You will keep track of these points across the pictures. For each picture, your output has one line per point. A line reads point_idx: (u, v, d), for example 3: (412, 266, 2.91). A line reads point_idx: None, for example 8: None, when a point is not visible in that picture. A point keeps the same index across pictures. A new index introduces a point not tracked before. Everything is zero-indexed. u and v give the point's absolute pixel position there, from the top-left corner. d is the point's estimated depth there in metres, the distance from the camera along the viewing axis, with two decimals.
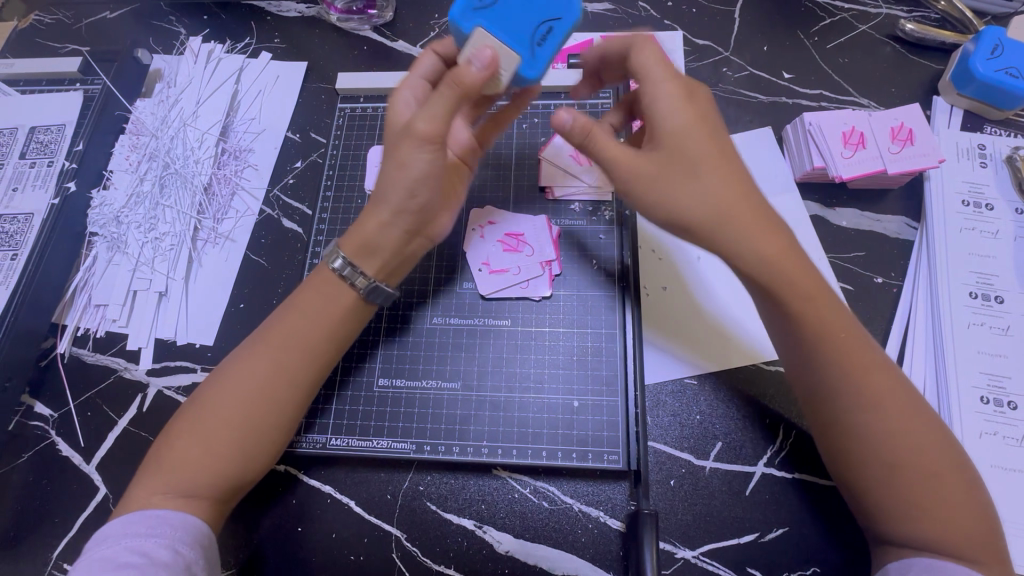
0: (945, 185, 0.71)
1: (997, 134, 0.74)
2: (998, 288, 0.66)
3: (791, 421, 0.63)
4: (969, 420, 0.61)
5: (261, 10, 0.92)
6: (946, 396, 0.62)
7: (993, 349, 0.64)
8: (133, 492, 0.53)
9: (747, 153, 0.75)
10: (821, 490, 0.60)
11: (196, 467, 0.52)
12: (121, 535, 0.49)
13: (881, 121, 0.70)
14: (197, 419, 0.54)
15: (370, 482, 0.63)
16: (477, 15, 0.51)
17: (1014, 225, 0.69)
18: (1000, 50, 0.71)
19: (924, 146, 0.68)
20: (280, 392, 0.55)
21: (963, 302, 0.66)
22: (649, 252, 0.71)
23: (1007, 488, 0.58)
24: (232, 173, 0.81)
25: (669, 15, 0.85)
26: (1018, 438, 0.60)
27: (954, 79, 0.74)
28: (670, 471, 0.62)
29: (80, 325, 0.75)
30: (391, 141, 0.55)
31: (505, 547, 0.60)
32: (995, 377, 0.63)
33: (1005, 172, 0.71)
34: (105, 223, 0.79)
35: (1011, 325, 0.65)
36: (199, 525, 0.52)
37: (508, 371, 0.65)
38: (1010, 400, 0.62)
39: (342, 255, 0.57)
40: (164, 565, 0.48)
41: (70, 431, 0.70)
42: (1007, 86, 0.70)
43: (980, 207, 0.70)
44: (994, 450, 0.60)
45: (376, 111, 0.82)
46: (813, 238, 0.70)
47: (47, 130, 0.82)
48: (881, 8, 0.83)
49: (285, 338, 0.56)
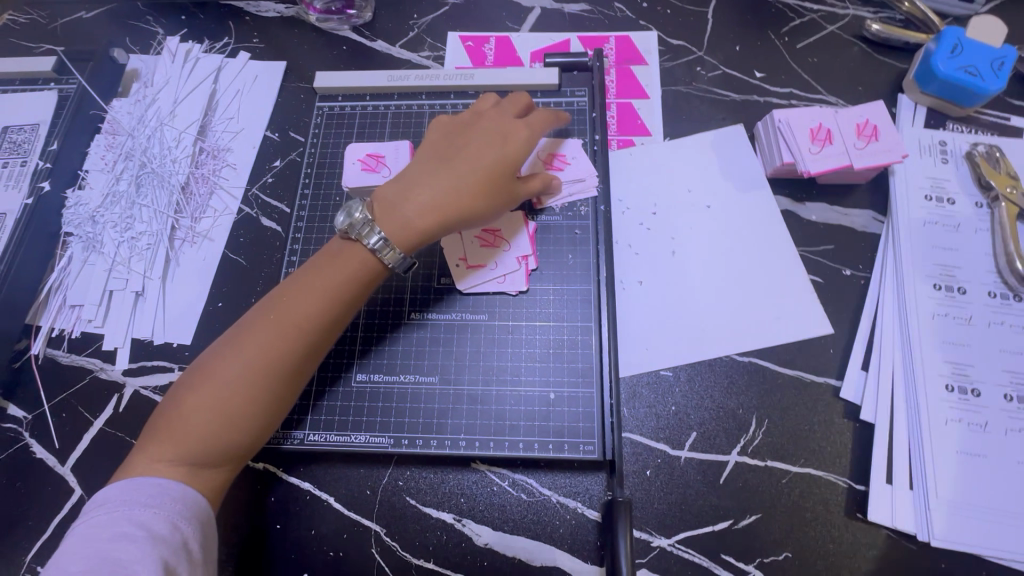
0: (909, 180, 0.73)
1: (958, 131, 0.76)
2: (961, 279, 0.68)
3: (762, 411, 0.65)
4: (934, 408, 0.63)
5: (240, 11, 0.92)
6: (910, 384, 0.64)
7: (957, 339, 0.66)
8: (133, 459, 0.52)
9: (720, 149, 0.78)
10: (791, 478, 0.62)
11: (211, 436, 0.52)
12: (121, 502, 0.48)
13: (847, 118, 0.72)
14: (207, 381, 0.53)
15: (350, 477, 0.64)
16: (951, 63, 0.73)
17: (975, 218, 0.71)
18: (960, 50, 0.73)
19: (889, 142, 0.70)
20: (299, 359, 0.55)
21: (927, 293, 0.68)
22: (626, 247, 0.73)
23: (969, 472, 0.61)
24: (209, 172, 0.81)
25: (644, 17, 0.87)
26: (982, 423, 0.62)
27: (916, 78, 0.77)
28: (646, 461, 0.63)
29: (55, 326, 0.74)
30: (470, 163, 0.62)
31: (485, 540, 0.61)
32: (960, 365, 0.65)
33: (965, 167, 0.74)
34: (80, 223, 0.78)
35: (973, 314, 0.67)
36: (198, 499, 0.51)
37: (485, 365, 0.66)
38: (974, 387, 0.64)
39: (382, 233, 0.58)
40: (162, 538, 0.47)
41: (45, 433, 0.69)
42: (966, 84, 0.72)
43: (942, 201, 0.72)
44: (958, 436, 0.62)
45: (354, 110, 0.80)
46: (782, 232, 0.72)
47: (20, 130, 0.81)
48: (848, 9, 0.85)
49: (299, 304, 0.56)
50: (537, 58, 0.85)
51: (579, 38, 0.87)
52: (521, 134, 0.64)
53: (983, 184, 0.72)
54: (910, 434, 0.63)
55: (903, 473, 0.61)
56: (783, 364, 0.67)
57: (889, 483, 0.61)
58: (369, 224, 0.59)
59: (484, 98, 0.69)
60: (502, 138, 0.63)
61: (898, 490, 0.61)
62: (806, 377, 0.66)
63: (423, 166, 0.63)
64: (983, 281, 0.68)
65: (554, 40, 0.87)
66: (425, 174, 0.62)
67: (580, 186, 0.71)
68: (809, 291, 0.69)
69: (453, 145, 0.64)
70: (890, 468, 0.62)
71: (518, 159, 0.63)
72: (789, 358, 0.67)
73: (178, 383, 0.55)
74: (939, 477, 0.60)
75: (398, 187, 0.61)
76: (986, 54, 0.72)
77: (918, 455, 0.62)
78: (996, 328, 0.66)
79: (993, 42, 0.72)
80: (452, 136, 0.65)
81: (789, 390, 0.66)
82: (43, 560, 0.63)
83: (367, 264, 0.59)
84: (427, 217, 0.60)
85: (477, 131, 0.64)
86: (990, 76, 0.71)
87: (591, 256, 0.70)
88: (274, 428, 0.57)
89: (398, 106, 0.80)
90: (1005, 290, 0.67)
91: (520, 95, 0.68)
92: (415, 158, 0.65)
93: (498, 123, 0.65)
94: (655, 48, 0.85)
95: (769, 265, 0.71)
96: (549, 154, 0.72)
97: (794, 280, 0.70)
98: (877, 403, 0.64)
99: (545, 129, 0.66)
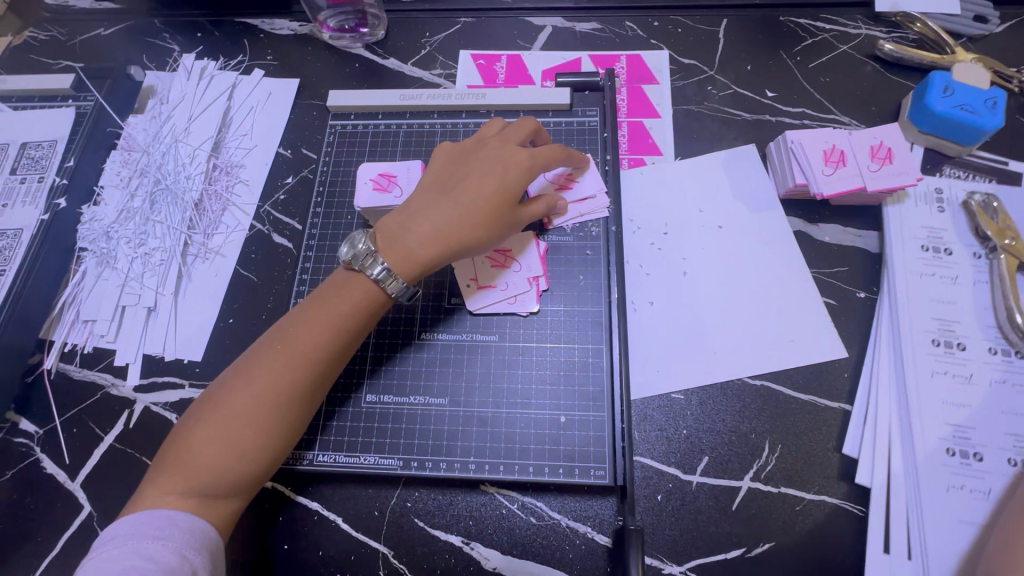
0: (904, 230, 0.72)
1: (955, 176, 0.75)
2: (959, 334, 0.67)
3: (775, 437, 0.64)
4: (933, 472, 0.61)
5: (254, 29, 0.94)
6: (907, 443, 0.62)
7: (956, 398, 0.64)
8: (145, 490, 0.52)
9: (731, 168, 0.77)
10: (804, 506, 0.61)
11: (221, 469, 0.52)
12: (129, 536, 0.48)
13: (861, 139, 0.71)
14: (217, 413, 0.53)
15: (359, 498, 0.64)
16: (945, 100, 0.72)
17: (973, 270, 0.70)
18: (952, 89, 0.73)
19: (903, 164, 0.69)
20: (308, 389, 0.56)
21: (925, 349, 0.66)
22: (637, 268, 0.73)
23: (970, 543, 0.58)
24: (222, 188, 0.82)
25: (655, 35, 0.87)
26: (985, 490, 0.60)
27: (912, 118, 0.76)
28: (657, 486, 0.63)
29: (68, 341, 0.74)
30: (474, 194, 0.62)
31: (493, 564, 0.60)
32: (960, 428, 0.63)
33: (962, 217, 0.72)
34: (94, 238, 0.79)
35: (974, 372, 0.65)
36: (206, 529, 0.51)
37: (495, 387, 0.65)
38: (976, 451, 0.62)
39: (385, 264, 0.59)
40: (171, 569, 0.47)
41: (56, 449, 0.69)
42: (966, 120, 0.71)
43: (939, 252, 0.71)
44: (959, 504, 0.60)
45: (367, 128, 0.81)
46: (795, 254, 0.72)
47: (38, 146, 0.82)
48: (861, 28, 0.85)
49: (307, 335, 0.56)
50: (549, 76, 0.86)
51: (589, 57, 0.87)
52: (524, 161, 0.64)
53: (981, 234, 0.71)
54: (908, 497, 0.61)
55: (902, 536, 0.59)
56: (797, 388, 0.66)
57: (885, 553, 0.59)
58: (372, 255, 0.59)
59: (490, 124, 0.70)
60: (505, 165, 0.63)
61: (896, 560, 0.58)
62: (820, 401, 0.66)
63: (427, 197, 0.63)
64: (982, 337, 0.66)
65: (565, 58, 0.88)
66: (428, 203, 0.62)
67: (591, 208, 0.71)
68: (822, 314, 0.69)
69: (457, 174, 0.64)
70: (889, 537, 0.59)
71: (521, 187, 0.63)
72: (803, 383, 0.66)
73: (188, 411, 0.56)
74: (939, 544, 0.58)
75: (402, 218, 0.62)
76: (978, 92, 0.71)
77: (916, 519, 0.60)
78: (998, 387, 0.64)
79: (981, 82, 0.72)
80: (456, 163, 0.66)
81: (803, 415, 0.65)
82: None
83: (371, 294, 0.59)
84: (430, 248, 0.60)
85: (481, 159, 0.64)
86: (986, 113, 0.70)
87: (602, 276, 0.69)
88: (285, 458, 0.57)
89: (410, 125, 0.80)
90: (1006, 345, 0.66)
91: (526, 121, 0.68)
92: (420, 187, 0.65)
93: (502, 150, 0.65)
94: (666, 67, 0.85)
95: (781, 287, 0.70)
96: (554, 175, 0.72)
97: (808, 303, 0.69)
98: (873, 463, 0.62)
99: (553, 155, 0.66)
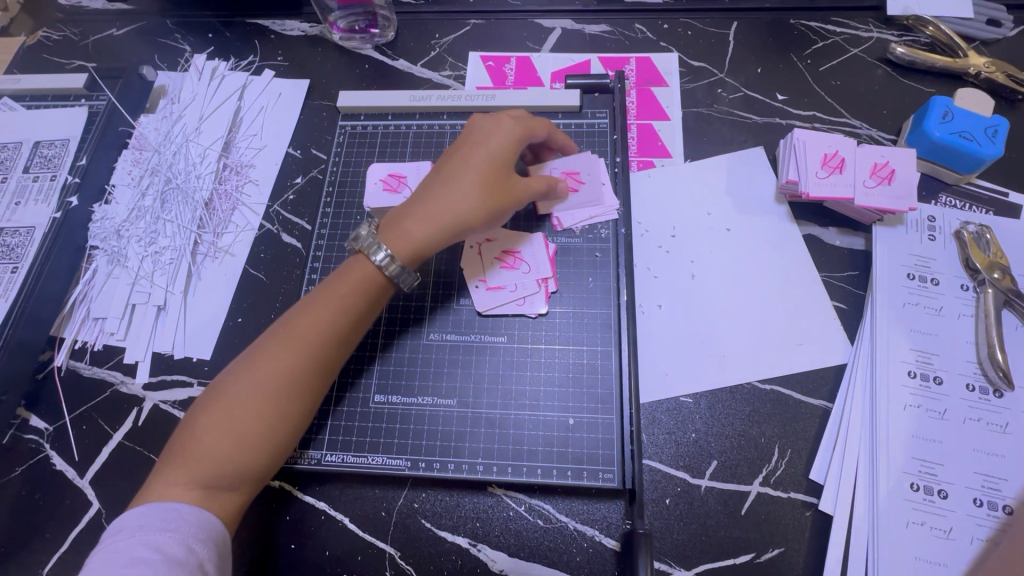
0: (890, 256, 0.70)
1: (951, 205, 0.73)
2: (938, 368, 0.65)
3: (784, 441, 0.64)
4: (894, 507, 0.60)
5: (265, 29, 0.94)
6: (875, 476, 0.61)
7: (927, 434, 0.62)
8: (151, 483, 0.53)
9: (741, 169, 0.77)
10: (813, 511, 0.61)
11: (226, 459, 0.52)
12: (138, 528, 0.49)
13: (867, 154, 0.70)
14: (221, 403, 0.54)
15: (366, 499, 0.64)
16: (942, 127, 0.71)
17: (959, 303, 0.67)
18: (951, 116, 0.71)
19: (900, 188, 0.68)
20: (311, 378, 0.56)
21: (900, 379, 0.64)
22: (645, 271, 0.73)
23: None
24: (233, 188, 0.82)
25: (665, 38, 0.87)
26: (946, 529, 0.59)
27: (908, 141, 0.74)
28: (666, 490, 0.62)
29: (78, 338, 0.75)
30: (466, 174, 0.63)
31: (500, 566, 0.60)
32: (927, 463, 0.61)
33: (953, 247, 0.70)
34: (105, 237, 0.79)
35: (949, 408, 0.63)
36: (213, 522, 0.52)
37: (503, 388, 0.65)
38: (941, 488, 0.60)
39: (387, 250, 0.60)
40: (178, 563, 0.47)
41: (65, 446, 0.69)
42: (963, 148, 0.69)
43: (924, 281, 0.69)
44: (919, 541, 0.58)
45: (377, 129, 0.81)
46: (804, 257, 0.72)
47: (51, 145, 0.82)
48: (873, 32, 0.85)
49: (309, 325, 0.57)
50: (558, 78, 0.86)
51: (599, 59, 0.87)
52: (513, 139, 0.64)
53: (970, 267, 0.68)
54: (870, 527, 0.60)
55: (861, 566, 0.58)
56: (807, 393, 0.66)
57: None
58: (374, 240, 0.60)
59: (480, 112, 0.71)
60: (494, 144, 0.64)
61: None
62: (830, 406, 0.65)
63: (424, 185, 0.64)
64: (961, 372, 0.64)
65: (575, 61, 0.88)
66: (425, 186, 0.64)
67: (602, 210, 0.71)
68: (831, 317, 0.68)
69: (449, 159, 0.65)
70: (846, 566, 0.58)
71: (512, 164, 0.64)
72: (813, 387, 0.66)
73: (194, 404, 0.56)
74: None
75: (401, 208, 0.63)
76: (978, 121, 0.70)
77: (873, 553, 0.58)
78: (971, 425, 0.62)
79: (986, 112, 0.71)
80: (449, 150, 0.67)
81: (812, 419, 0.65)
82: (61, 573, 0.64)
83: (373, 281, 0.59)
84: (426, 230, 0.61)
85: (470, 140, 0.65)
86: (986, 142, 0.69)
87: (610, 279, 0.69)
88: (291, 448, 0.57)
89: (419, 126, 0.80)
90: (985, 383, 0.64)
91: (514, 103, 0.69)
92: (420, 179, 0.67)
93: (490, 129, 0.65)
94: (676, 70, 0.85)
95: (789, 289, 0.70)
96: (564, 171, 0.71)
97: (817, 306, 0.69)
98: (838, 494, 0.61)
99: (540, 132, 0.67)
